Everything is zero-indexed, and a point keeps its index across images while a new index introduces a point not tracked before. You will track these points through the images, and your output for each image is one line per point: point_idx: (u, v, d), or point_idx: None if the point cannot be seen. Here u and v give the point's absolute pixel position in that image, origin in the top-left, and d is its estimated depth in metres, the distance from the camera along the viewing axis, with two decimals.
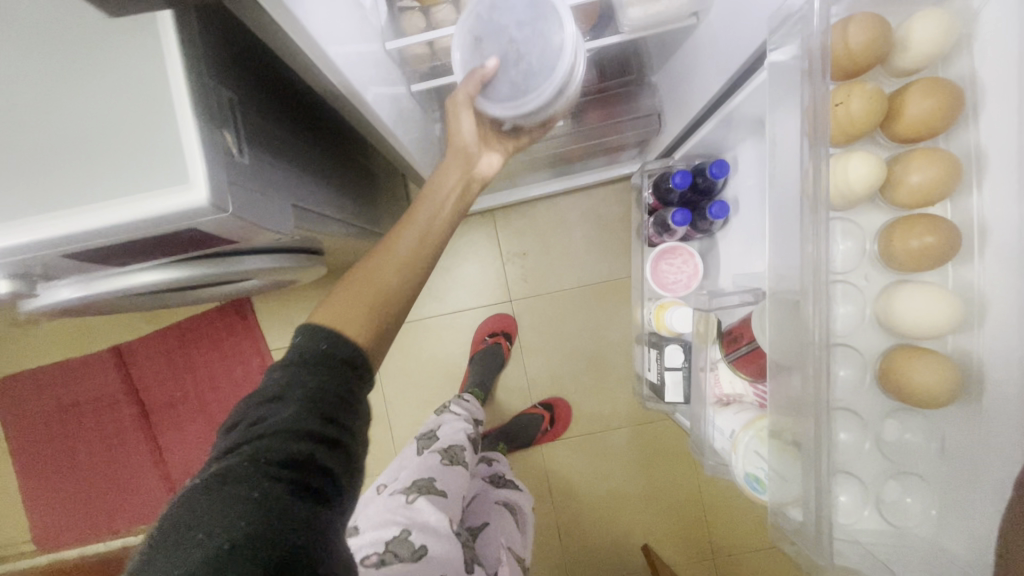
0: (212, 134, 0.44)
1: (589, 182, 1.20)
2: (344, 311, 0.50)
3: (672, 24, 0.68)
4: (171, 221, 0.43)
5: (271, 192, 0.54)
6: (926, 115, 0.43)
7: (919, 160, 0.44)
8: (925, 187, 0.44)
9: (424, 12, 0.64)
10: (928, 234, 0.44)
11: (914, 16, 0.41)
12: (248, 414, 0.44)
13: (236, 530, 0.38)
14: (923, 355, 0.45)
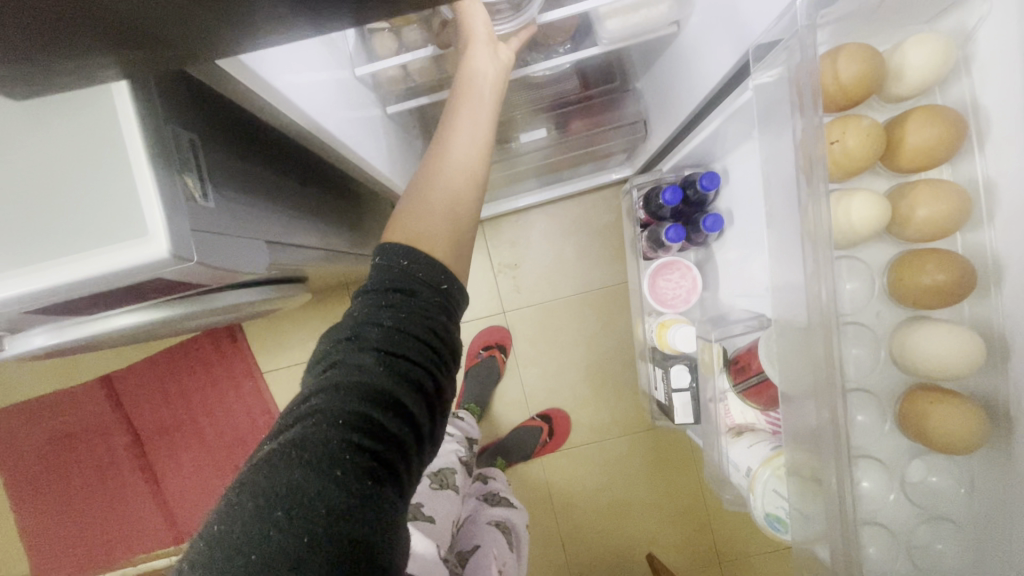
0: (171, 181, 0.42)
1: (578, 190, 1.18)
2: (423, 222, 0.51)
3: (653, 33, 0.66)
4: (130, 275, 0.41)
5: (240, 232, 0.52)
6: (930, 143, 0.40)
7: (924, 192, 0.41)
8: (935, 220, 0.41)
9: None
10: (939, 269, 0.41)
11: (910, 38, 0.39)
12: (332, 349, 0.44)
13: (333, 458, 0.37)
14: (944, 398, 0.42)
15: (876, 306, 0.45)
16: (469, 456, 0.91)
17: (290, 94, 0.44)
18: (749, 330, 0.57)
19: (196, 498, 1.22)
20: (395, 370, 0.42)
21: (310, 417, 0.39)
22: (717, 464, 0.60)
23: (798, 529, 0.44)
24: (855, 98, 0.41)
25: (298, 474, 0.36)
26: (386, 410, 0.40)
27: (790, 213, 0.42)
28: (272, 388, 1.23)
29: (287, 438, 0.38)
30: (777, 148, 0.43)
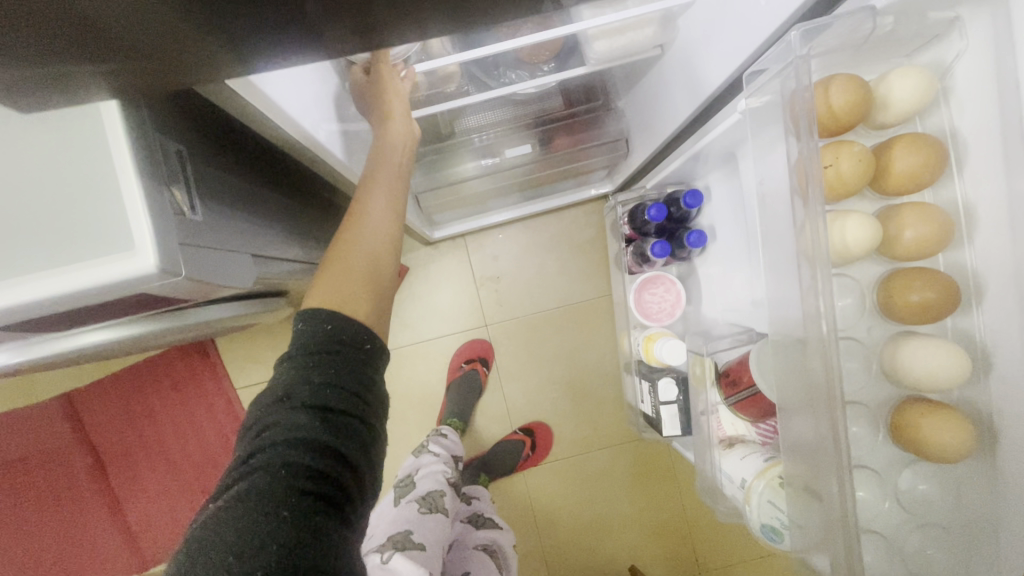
0: (158, 192, 0.40)
1: (559, 205, 1.19)
2: (343, 286, 0.49)
3: (638, 56, 0.67)
4: (114, 291, 0.39)
5: (227, 247, 0.50)
6: (916, 173, 0.42)
7: (912, 215, 0.43)
8: (923, 243, 0.43)
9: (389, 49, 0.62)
10: (927, 287, 0.43)
11: (894, 70, 0.42)
12: (263, 411, 0.44)
13: (280, 518, 0.39)
14: (933, 412, 0.43)
15: (868, 321, 0.48)
16: (455, 476, 0.89)
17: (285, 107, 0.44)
18: (742, 346, 0.59)
19: (162, 522, 1.16)
20: (331, 423, 0.43)
21: (250, 481, 0.40)
22: (708, 475, 0.61)
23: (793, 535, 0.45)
24: (845, 126, 0.43)
25: (248, 540, 0.38)
26: (327, 462, 0.42)
27: (783, 233, 0.44)
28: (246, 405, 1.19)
29: (231, 507, 0.40)
30: (773, 168, 0.45)
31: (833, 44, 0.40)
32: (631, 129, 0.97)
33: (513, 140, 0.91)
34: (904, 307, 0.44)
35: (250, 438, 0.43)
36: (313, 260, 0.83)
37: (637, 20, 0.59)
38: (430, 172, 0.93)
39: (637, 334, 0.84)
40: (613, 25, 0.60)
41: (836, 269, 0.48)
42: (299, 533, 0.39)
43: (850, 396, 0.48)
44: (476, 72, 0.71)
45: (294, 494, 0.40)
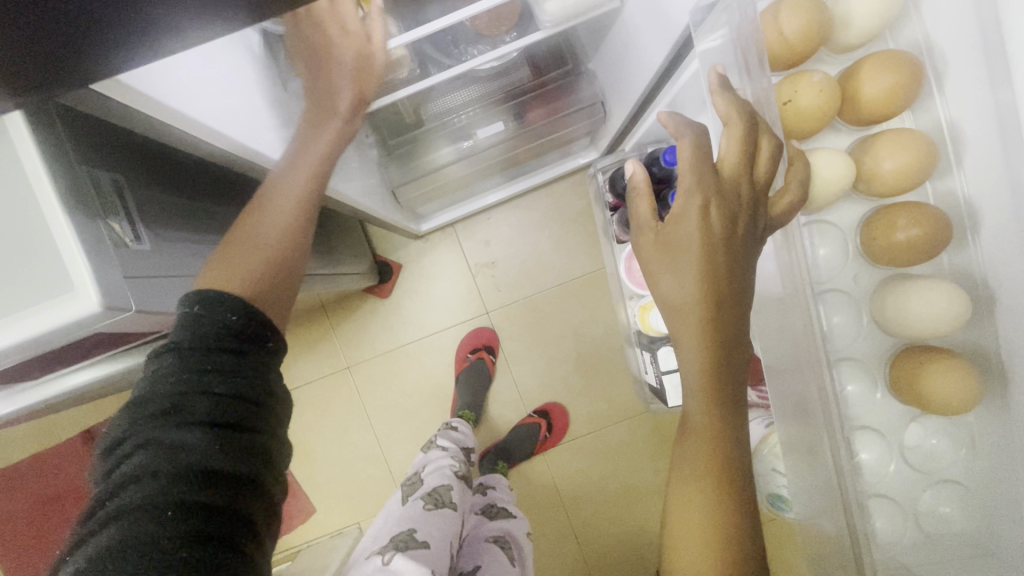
0: (95, 225, 0.39)
1: (546, 180, 1.16)
2: (255, 249, 0.47)
3: (596, 9, 0.62)
4: (65, 334, 0.38)
5: (181, 273, 0.49)
6: (891, 91, 0.46)
7: (896, 145, 0.47)
8: (906, 170, 0.47)
9: None
10: (914, 227, 0.46)
11: None
12: (137, 429, 0.37)
13: (167, 570, 0.33)
14: (935, 364, 0.47)
15: (853, 271, 0.52)
16: (467, 469, 0.88)
17: (209, 120, 0.43)
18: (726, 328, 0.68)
19: None
20: (232, 444, 0.38)
21: (126, 515, 0.34)
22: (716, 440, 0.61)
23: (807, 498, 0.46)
24: (804, 53, 0.48)
25: None
26: (224, 486, 0.36)
27: (757, 185, 0.42)
28: None
29: (103, 549, 0.34)
30: (748, 114, 0.43)
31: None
32: (605, 91, 0.92)
33: (483, 118, 0.87)
34: (885, 241, 0.48)
35: (123, 462, 0.37)
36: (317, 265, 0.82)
37: None
38: (405, 165, 0.91)
39: (632, 304, 0.81)
40: None
41: (819, 218, 0.51)
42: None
43: (837, 347, 0.50)
44: (428, 49, 0.67)
45: (184, 536, 0.34)
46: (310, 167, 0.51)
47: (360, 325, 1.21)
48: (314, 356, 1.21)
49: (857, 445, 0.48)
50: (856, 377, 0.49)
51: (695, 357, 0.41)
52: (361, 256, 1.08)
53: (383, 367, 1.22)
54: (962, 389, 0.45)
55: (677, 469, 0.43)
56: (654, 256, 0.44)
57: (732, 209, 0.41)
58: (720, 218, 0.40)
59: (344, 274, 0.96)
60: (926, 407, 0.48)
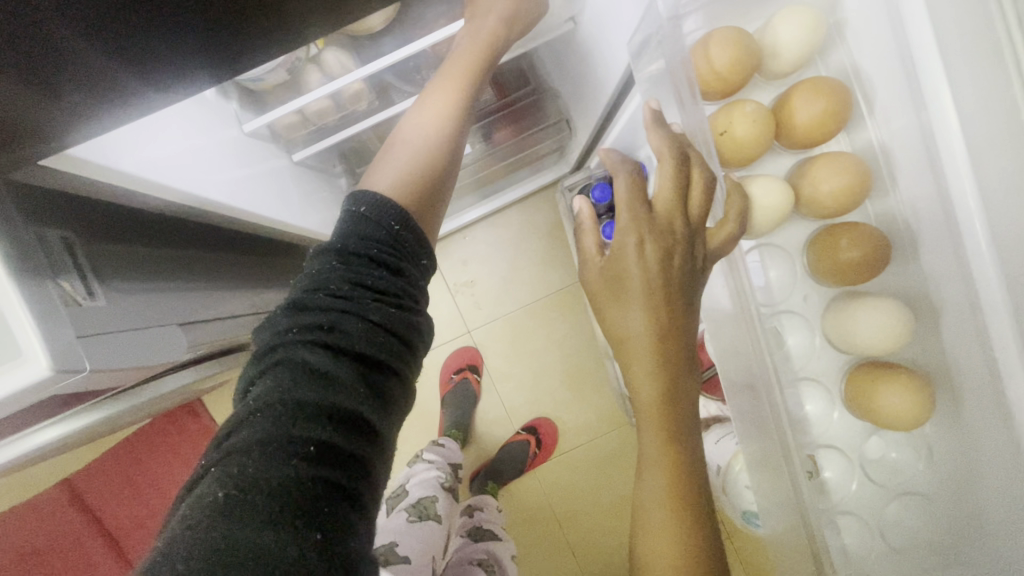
0: (42, 287, 0.38)
1: (520, 197, 1.16)
2: (412, 168, 0.48)
3: (551, 33, 0.63)
4: (17, 400, 0.37)
5: (142, 324, 0.47)
6: (826, 114, 0.49)
7: (829, 168, 0.50)
8: (847, 190, 0.50)
9: (316, 59, 0.58)
10: (853, 249, 0.50)
11: (779, 16, 0.49)
12: (293, 335, 0.38)
13: (290, 487, 0.33)
14: (885, 380, 0.50)
15: (803, 292, 0.56)
16: (453, 481, 0.88)
17: (146, 174, 0.41)
18: None
19: None
20: (367, 377, 0.38)
21: (270, 424, 0.34)
22: None
23: (768, 508, 0.48)
24: (734, 81, 0.50)
25: (252, 499, 0.32)
26: (354, 416, 0.36)
27: (695, 216, 0.45)
28: None
29: (241, 442, 0.34)
30: (681, 147, 0.45)
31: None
32: (571, 108, 0.93)
33: None
34: (831, 264, 0.52)
35: (271, 364, 0.37)
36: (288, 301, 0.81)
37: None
38: None
39: None
40: None
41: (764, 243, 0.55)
42: (307, 505, 0.33)
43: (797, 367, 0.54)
44: (391, 79, 0.65)
45: (310, 457, 0.34)
46: (451, 96, 0.51)
47: None
48: None
49: (822, 464, 0.52)
50: (815, 396, 0.54)
51: (647, 380, 0.43)
52: None
53: None
54: (912, 401, 0.48)
55: (649, 490, 0.42)
56: (603, 286, 0.46)
57: (666, 243, 0.44)
58: (656, 251, 0.43)
59: None
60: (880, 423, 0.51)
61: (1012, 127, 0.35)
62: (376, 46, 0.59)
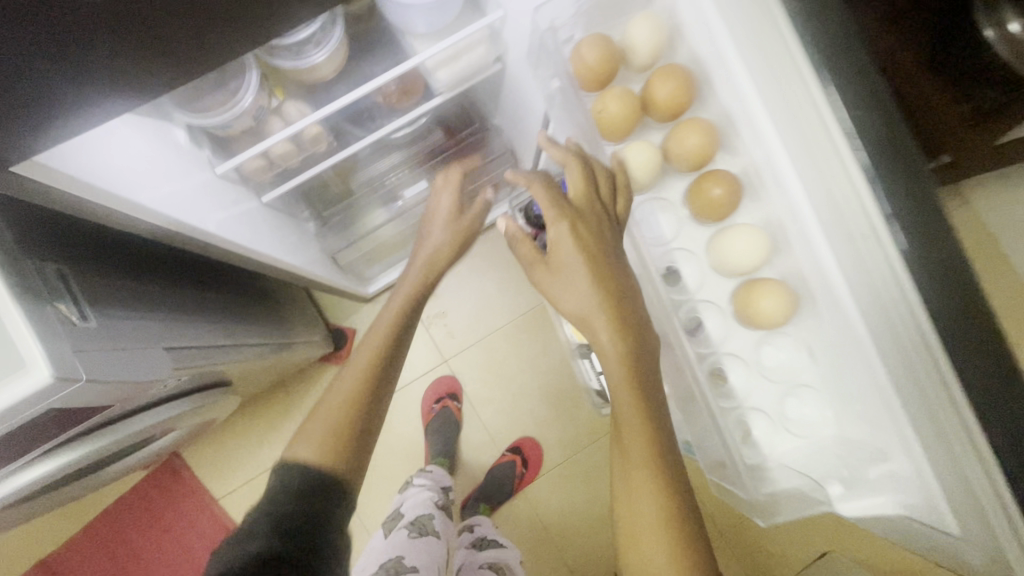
0: (41, 309, 0.43)
1: (480, 228, 1.24)
2: (328, 418, 0.57)
3: (480, 73, 0.75)
4: (24, 408, 0.42)
5: (133, 344, 0.52)
6: (678, 89, 0.57)
7: (687, 131, 0.58)
8: (700, 147, 0.58)
9: (278, 110, 0.66)
10: (718, 186, 0.57)
11: (635, 21, 0.57)
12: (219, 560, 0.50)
13: None
14: (764, 289, 0.56)
15: (690, 232, 0.63)
16: (446, 500, 0.90)
17: (149, 205, 0.50)
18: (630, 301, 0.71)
19: None
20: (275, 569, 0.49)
21: None
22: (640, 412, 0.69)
23: (705, 436, 0.58)
24: (606, 74, 0.59)
25: None
26: None
27: (604, 198, 0.56)
28: (228, 512, 1.18)
29: None
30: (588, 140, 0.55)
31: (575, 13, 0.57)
32: (513, 141, 1.04)
33: (408, 179, 0.97)
34: (704, 207, 0.59)
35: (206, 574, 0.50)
36: (269, 337, 0.86)
37: (464, 44, 0.67)
38: (342, 232, 0.98)
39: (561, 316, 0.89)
40: (445, 53, 0.67)
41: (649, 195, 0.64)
42: None
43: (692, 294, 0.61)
44: (347, 125, 0.76)
45: None
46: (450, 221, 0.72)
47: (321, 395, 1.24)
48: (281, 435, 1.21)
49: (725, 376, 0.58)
50: (712, 316, 0.60)
51: (607, 333, 0.52)
52: (317, 325, 1.13)
53: None
54: (789, 300, 0.54)
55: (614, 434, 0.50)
56: (547, 275, 0.56)
57: (593, 226, 0.54)
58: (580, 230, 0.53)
59: (304, 347, 1.01)
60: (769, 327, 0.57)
61: (789, 114, 0.42)
62: (326, 87, 0.67)
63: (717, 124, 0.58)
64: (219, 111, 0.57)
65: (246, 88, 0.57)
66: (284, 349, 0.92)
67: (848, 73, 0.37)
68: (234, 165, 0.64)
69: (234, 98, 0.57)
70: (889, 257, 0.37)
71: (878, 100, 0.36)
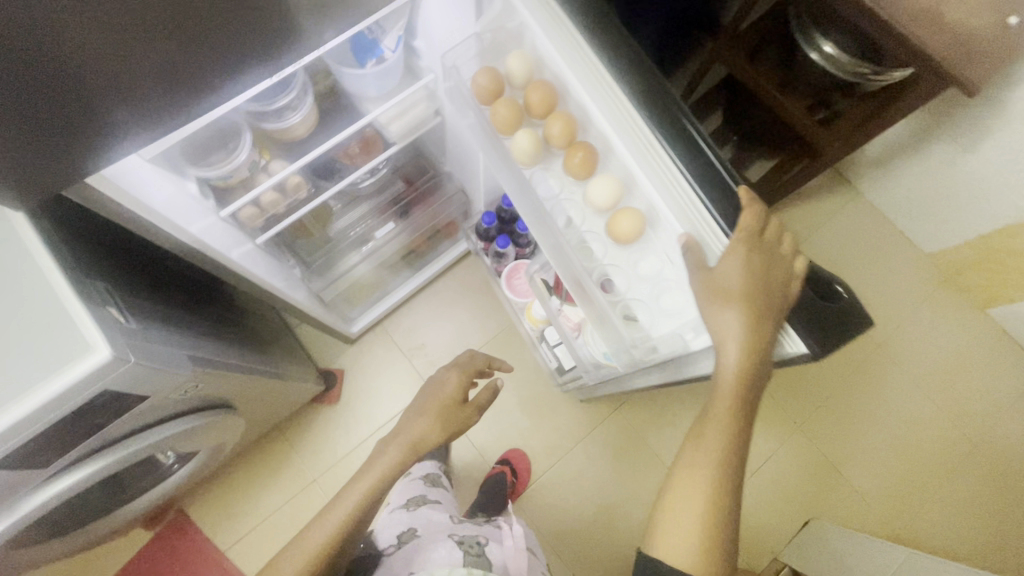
0: (98, 310, 0.56)
1: (446, 264, 1.40)
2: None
3: (424, 125, 0.95)
4: (87, 384, 0.54)
5: (163, 345, 0.65)
6: (548, 94, 0.70)
7: (556, 119, 0.71)
8: (568, 132, 0.71)
9: (266, 166, 0.82)
10: (580, 153, 0.70)
11: (511, 54, 0.71)
12: None
13: None
14: (622, 215, 0.68)
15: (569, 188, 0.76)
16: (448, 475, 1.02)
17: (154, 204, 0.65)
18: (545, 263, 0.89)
19: None
20: None
21: None
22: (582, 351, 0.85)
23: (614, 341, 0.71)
24: (494, 91, 0.72)
25: None
26: None
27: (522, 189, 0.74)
28: (235, 562, 1.22)
29: None
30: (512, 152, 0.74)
31: (471, 52, 0.72)
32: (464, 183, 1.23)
33: (377, 222, 1.15)
34: (573, 170, 0.71)
35: None
36: (267, 365, 0.98)
37: (406, 100, 0.88)
38: (324, 273, 1.13)
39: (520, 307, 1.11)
40: (392, 108, 0.87)
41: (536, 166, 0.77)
42: None
43: (577, 227, 0.74)
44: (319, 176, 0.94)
45: None
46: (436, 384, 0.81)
47: (317, 435, 1.32)
48: (281, 478, 1.28)
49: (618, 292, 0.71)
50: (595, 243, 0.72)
51: None
52: (309, 364, 1.25)
53: (348, 469, 1.29)
54: (640, 218, 0.67)
55: None
56: None
57: None
58: None
59: (300, 380, 1.12)
60: (635, 243, 0.69)
61: (615, 109, 0.61)
62: (302, 145, 0.84)
63: (578, 117, 0.71)
64: (220, 163, 0.73)
65: (241, 145, 0.75)
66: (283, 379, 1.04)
67: (648, 101, 0.57)
68: (233, 210, 0.79)
69: (233, 154, 0.74)
70: (685, 190, 0.56)
71: (659, 93, 0.57)
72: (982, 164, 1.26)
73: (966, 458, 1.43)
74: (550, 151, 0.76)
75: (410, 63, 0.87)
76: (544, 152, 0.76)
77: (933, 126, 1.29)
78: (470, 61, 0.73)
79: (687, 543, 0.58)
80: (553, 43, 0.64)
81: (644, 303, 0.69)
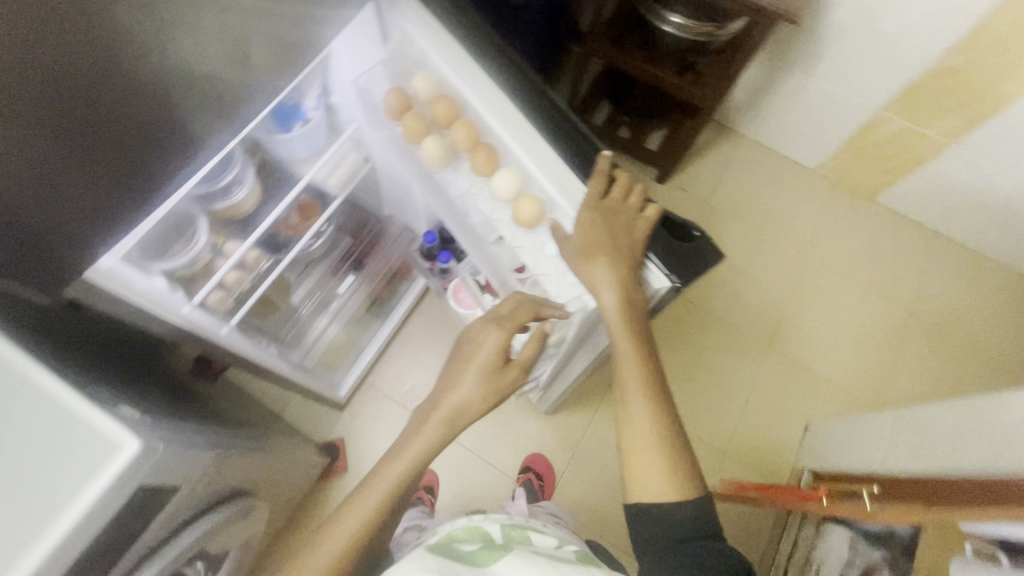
0: (112, 411, 0.56)
1: (410, 304, 1.44)
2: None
3: (358, 172, 1.00)
4: (122, 483, 0.53)
5: (178, 432, 0.64)
6: (452, 106, 0.76)
7: (460, 125, 0.76)
8: (471, 138, 0.76)
9: (221, 247, 0.84)
10: (484, 154, 0.76)
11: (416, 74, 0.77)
12: None
13: None
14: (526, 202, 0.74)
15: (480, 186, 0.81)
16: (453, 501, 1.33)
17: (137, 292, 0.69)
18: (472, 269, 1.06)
19: None
20: None
21: None
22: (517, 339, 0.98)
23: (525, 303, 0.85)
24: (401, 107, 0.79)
25: None
26: None
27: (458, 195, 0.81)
28: None
29: None
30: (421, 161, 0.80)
31: (382, 76, 0.80)
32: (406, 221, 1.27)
33: (336, 281, 1.17)
34: (478, 170, 0.77)
35: None
36: (272, 444, 0.97)
37: (337, 152, 0.93)
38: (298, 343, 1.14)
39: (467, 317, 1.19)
40: (326, 164, 0.91)
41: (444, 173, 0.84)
42: None
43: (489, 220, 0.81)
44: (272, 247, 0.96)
45: None
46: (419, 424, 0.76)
47: (336, 509, 1.29)
48: None
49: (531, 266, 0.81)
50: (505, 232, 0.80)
51: None
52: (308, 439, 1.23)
53: None
54: (540, 206, 0.73)
55: None
56: None
57: None
58: None
59: (304, 454, 1.11)
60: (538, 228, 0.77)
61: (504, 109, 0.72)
62: (251, 219, 0.87)
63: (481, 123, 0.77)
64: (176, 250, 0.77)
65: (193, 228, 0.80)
66: (290, 456, 1.02)
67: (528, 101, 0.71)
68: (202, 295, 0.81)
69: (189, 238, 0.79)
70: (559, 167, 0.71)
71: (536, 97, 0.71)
72: (825, 82, 1.49)
73: (908, 326, 1.62)
74: (459, 154, 0.81)
75: (330, 121, 0.94)
76: (453, 155, 0.81)
77: (778, 64, 1.52)
78: (379, 82, 0.80)
79: (657, 478, 0.67)
80: (451, 61, 0.73)
81: (552, 278, 0.79)
